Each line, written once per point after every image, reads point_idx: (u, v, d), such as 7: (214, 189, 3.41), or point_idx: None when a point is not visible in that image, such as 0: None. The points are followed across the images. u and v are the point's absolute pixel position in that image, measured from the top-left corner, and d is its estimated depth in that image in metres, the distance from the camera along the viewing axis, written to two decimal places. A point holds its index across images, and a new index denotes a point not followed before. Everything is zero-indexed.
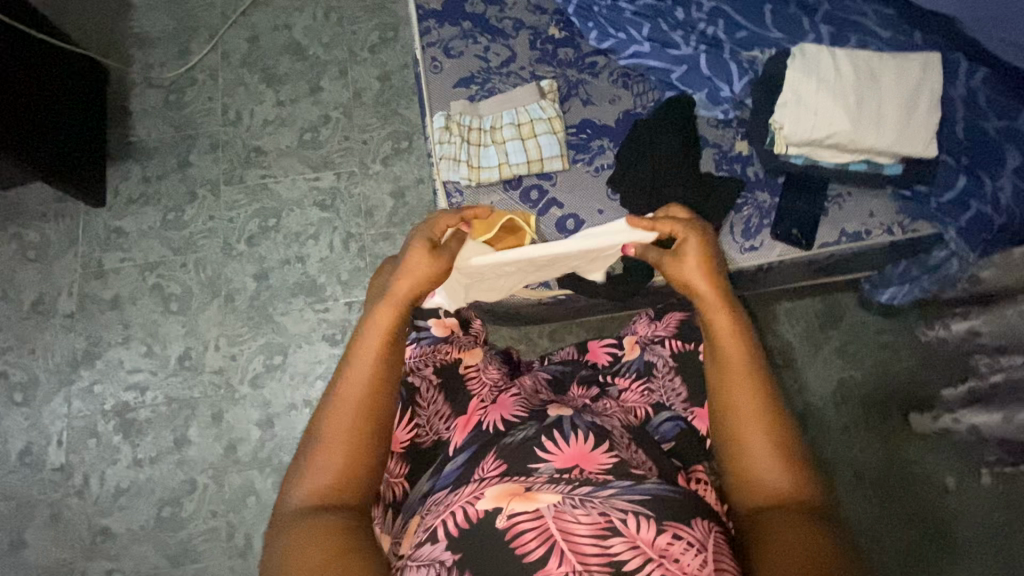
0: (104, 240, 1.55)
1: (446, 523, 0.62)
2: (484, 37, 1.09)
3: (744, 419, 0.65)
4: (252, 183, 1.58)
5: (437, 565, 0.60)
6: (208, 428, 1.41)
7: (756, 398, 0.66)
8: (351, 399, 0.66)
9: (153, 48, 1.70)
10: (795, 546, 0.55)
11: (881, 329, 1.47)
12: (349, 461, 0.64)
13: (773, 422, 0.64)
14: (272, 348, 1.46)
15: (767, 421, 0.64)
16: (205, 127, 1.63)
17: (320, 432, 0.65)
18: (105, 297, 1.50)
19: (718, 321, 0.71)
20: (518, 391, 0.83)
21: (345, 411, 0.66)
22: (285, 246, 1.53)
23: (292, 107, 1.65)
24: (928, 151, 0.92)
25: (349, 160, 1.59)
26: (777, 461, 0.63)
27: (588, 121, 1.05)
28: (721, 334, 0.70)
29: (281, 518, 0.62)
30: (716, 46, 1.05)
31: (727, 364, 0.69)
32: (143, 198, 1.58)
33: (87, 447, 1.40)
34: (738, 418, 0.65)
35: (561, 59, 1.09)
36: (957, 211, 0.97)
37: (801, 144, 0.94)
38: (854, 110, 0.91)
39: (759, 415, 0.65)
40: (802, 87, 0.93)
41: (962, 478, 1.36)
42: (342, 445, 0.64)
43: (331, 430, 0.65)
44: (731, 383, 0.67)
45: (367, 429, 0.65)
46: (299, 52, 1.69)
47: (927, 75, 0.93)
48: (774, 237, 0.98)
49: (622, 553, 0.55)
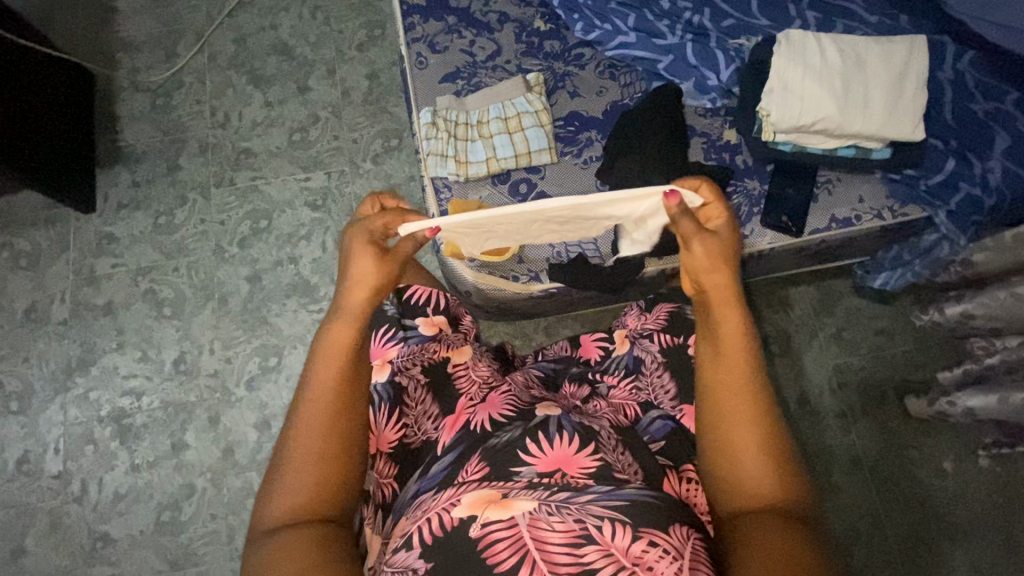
0: (95, 246, 1.54)
1: (421, 530, 0.63)
2: (469, 31, 1.08)
3: (739, 423, 0.63)
4: (242, 185, 1.58)
5: (410, 572, 0.61)
6: (206, 432, 1.41)
7: (752, 402, 0.64)
8: (314, 415, 0.66)
9: (140, 52, 1.69)
10: (778, 552, 0.56)
11: (874, 315, 1.48)
12: (319, 475, 0.64)
13: (765, 426, 0.63)
14: (268, 350, 1.45)
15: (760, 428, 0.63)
16: (194, 130, 1.63)
17: (288, 449, 0.65)
18: (98, 303, 1.50)
19: (725, 318, 0.67)
20: (508, 388, 0.83)
21: (309, 424, 0.65)
22: (277, 247, 1.53)
23: (281, 107, 1.64)
24: (916, 135, 0.91)
25: (340, 159, 1.59)
26: (767, 468, 0.62)
27: (576, 114, 1.04)
28: (725, 332, 0.67)
29: (256, 535, 0.62)
30: (702, 34, 1.04)
31: (726, 363, 0.66)
32: (134, 203, 1.57)
33: (84, 454, 1.40)
34: (733, 421, 0.64)
35: (547, 52, 1.08)
36: (946, 193, 0.97)
37: (789, 131, 0.94)
38: (841, 96, 0.90)
39: (752, 418, 0.63)
40: (789, 73, 0.92)
41: (960, 461, 1.37)
42: (311, 460, 0.64)
43: (299, 445, 0.65)
44: (729, 383, 0.65)
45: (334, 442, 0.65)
46: (286, 52, 1.68)
47: (913, 58, 0.92)
48: (763, 225, 0.97)
49: (595, 561, 0.56)
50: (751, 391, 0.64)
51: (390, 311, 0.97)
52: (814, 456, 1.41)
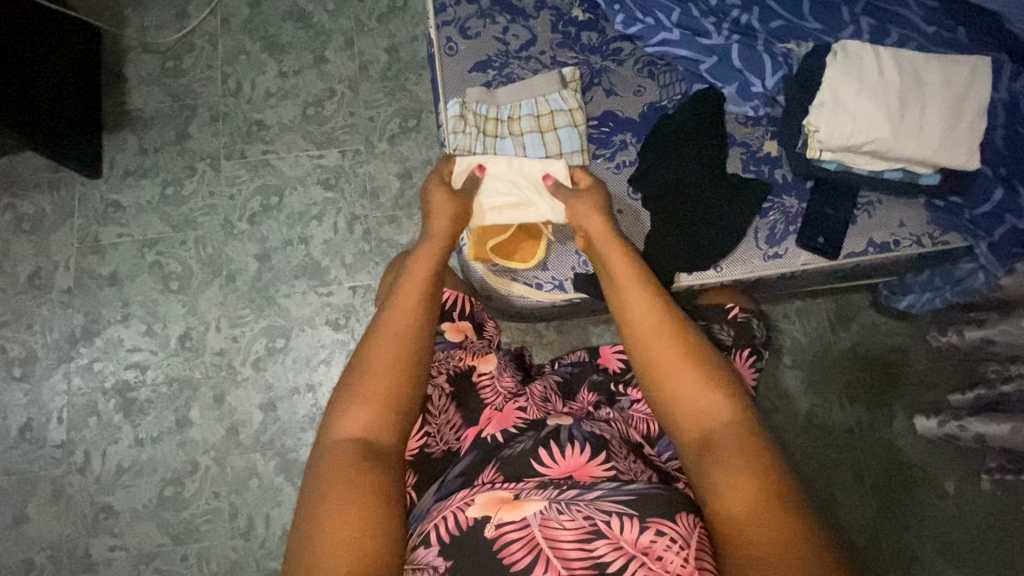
0: (101, 214, 1.50)
1: (438, 529, 0.64)
2: (503, 17, 1.02)
3: (676, 370, 0.69)
4: (253, 158, 1.53)
5: (430, 570, 0.62)
6: (210, 410, 1.40)
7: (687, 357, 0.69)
8: (393, 327, 0.71)
9: (149, 10, 1.61)
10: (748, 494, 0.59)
11: (890, 331, 1.46)
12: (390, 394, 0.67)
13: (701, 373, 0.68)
14: (275, 331, 1.43)
15: (694, 364, 0.69)
16: (205, 97, 1.57)
17: (364, 366, 0.69)
18: (103, 273, 1.47)
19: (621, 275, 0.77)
20: (526, 400, 0.84)
21: (383, 346, 0.70)
22: (288, 226, 1.49)
23: (296, 78, 1.58)
24: (971, 164, 0.85)
25: (355, 137, 1.53)
26: (718, 408, 0.66)
27: (611, 113, 0.99)
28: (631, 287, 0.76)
29: (318, 455, 0.65)
30: (749, 35, 0.99)
31: (638, 308, 0.73)
32: (141, 170, 1.52)
33: (88, 425, 1.39)
34: (680, 388, 0.68)
35: (583, 44, 1.03)
36: (989, 224, 0.93)
37: (835, 150, 0.88)
38: (896, 116, 0.84)
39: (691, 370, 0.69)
40: (841, 88, 0.86)
41: (962, 482, 1.38)
42: (382, 375, 0.68)
43: (373, 359, 0.69)
44: (653, 335, 0.71)
45: (402, 361, 0.69)
46: (303, 19, 1.61)
47: (975, 81, 0.86)
48: (799, 245, 0.93)
49: (606, 555, 0.58)
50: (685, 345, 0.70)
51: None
52: (817, 470, 1.41)
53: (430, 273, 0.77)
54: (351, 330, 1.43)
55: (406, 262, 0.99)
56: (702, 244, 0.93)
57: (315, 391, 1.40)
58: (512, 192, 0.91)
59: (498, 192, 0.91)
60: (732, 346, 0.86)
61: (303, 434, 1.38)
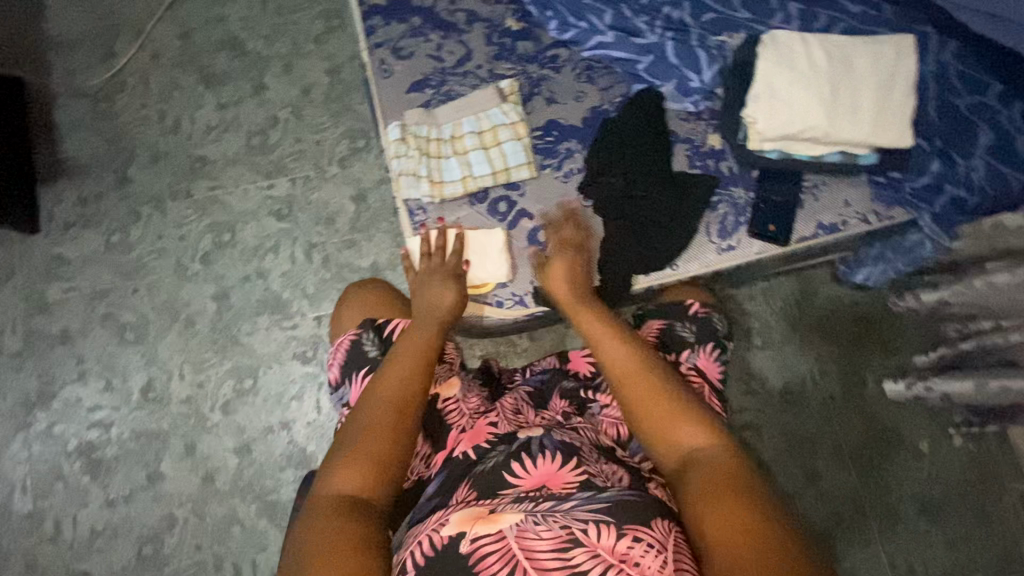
0: (44, 270, 1.44)
1: (414, 554, 0.63)
2: (435, 34, 1.01)
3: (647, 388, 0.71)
4: (200, 196, 1.48)
5: None
6: (182, 461, 1.35)
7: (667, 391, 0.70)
8: (389, 386, 0.71)
9: (74, 53, 1.55)
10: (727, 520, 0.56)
11: (853, 302, 1.49)
12: (387, 447, 0.66)
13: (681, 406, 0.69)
14: (242, 371, 1.39)
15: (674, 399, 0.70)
16: (142, 138, 1.51)
17: (361, 420, 0.69)
18: (53, 331, 1.41)
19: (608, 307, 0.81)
20: (496, 415, 0.83)
21: (380, 403, 0.70)
22: (243, 262, 1.45)
23: (236, 109, 1.53)
24: (905, 141, 0.87)
25: (303, 164, 1.50)
26: (691, 423, 0.67)
27: (554, 122, 0.99)
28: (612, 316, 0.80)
29: (312, 504, 0.64)
30: (682, 31, 0.98)
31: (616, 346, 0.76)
32: (83, 220, 1.46)
33: (54, 491, 1.34)
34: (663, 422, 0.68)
35: (520, 54, 1.02)
36: (931, 196, 0.97)
37: (776, 140, 0.90)
38: (829, 102, 0.86)
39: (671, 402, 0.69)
40: (774, 79, 0.88)
41: (935, 441, 1.42)
42: (377, 428, 0.68)
43: (368, 416, 0.69)
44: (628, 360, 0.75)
45: (399, 415, 0.69)
46: (237, 47, 1.56)
47: (901, 60, 0.87)
48: (751, 235, 0.94)
49: (584, 563, 0.57)
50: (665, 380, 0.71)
51: (371, 351, 0.84)
52: (797, 446, 1.43)
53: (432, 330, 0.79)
54: (320, 362, 1.39)
55: (356, 296, 0.96)
56: (656, 244, 0.94)
57: (289, 428, 1.36)
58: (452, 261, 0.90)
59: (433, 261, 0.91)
60: (695, 342, 0.86)
61: (281, 473, 1.34)
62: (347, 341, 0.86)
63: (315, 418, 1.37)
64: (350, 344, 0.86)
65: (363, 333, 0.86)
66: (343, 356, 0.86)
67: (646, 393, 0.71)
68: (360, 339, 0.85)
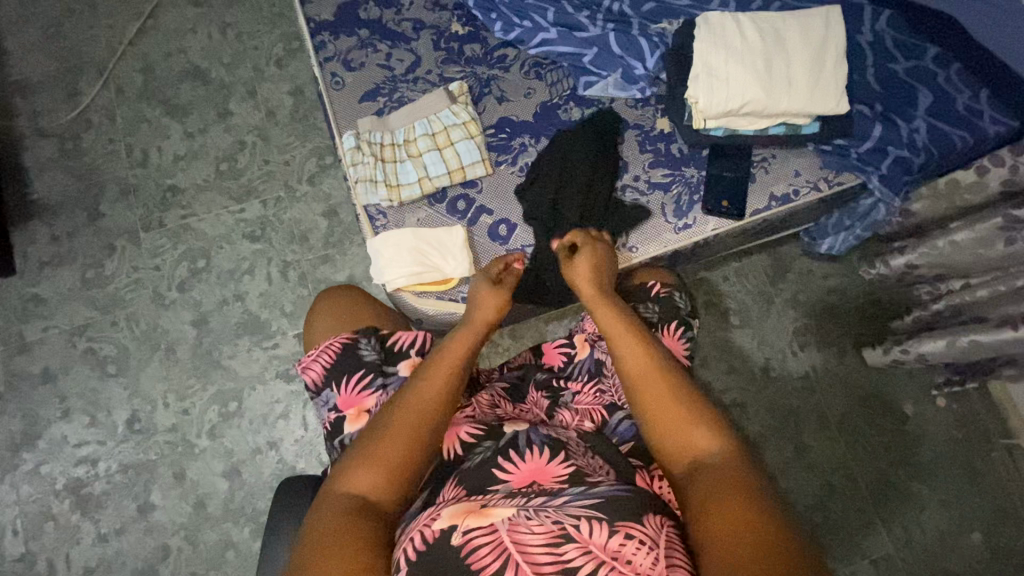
0: (21, 310, 1.44)
1: (406, 551, 0.60)
2: (384, 44, 1.04)
3: (649, 385, 0.70)
4: (173, 225, 1.49)
5: None
6: (172, 489, 1.35)
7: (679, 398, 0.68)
8: (421, 395, 0.71)
9: (38, 95, 1.57)
10: (731, 535, 0.53)
11: (826, 274, 1.51)
12: (406, 456, 0.67)
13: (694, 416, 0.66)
14: (226, 395, 1.39)
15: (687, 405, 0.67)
16: (111, 173, 1.52)
17: (385, 423, 0.69)
18: (34, 371, 1.41)
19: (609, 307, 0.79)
20: (472, 408, 0.84)
21: (408, 409, 0.70)
22: (220, 286, 1.45)
23: (202, 137, 1.55)
24: (842, 107, 0.91)
25: (273, 185, 1.51)
26: (692, 421, 0.65)
27: (506, 119, 1.01)
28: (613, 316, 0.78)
29: (323, 495, 0.65)
30: (623, 22, 1.02)
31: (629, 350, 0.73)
32: (57, 258, 1.47)
33: (45, 531, 1.33)
34: (672, 429, 0.66)
35: (468, 57, 1.05)
36: (877, 159, 0.99)
37: (718, 117, 0.93)
38: (763, 76, 0.90)
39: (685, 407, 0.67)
40: (711, 58, 0.91)
41: (919, 404, 1.43)
42: (399, 435, 0.68)
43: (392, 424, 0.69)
44: (631, 359, 0.72)
45: (421, 425, 0.69)
46: (199, 76, 1.58)
47: (831, 28, 0.92)
48: (706, 212, 0.96)
49: (576, 559, 0.56)
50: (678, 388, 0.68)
51: (369, 357, 0.84)
52: (784, 420, 1.45)
53: (469, 347, 0.78)
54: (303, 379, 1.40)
55: (333, 303, 0.95)
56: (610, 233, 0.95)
57: (277, 447, 1.36)
58: (415, 261, 0.91)
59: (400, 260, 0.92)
60: (658, 321, 0.87)
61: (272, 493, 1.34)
62: (340, 344, 0.85)
63: (302, 435, 1.37)
64: (342, 347, 0.85)
65: (361, 339, 0.85)
66: (331, 359, 0.84)
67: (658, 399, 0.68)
68: (357, 344, 0.85)
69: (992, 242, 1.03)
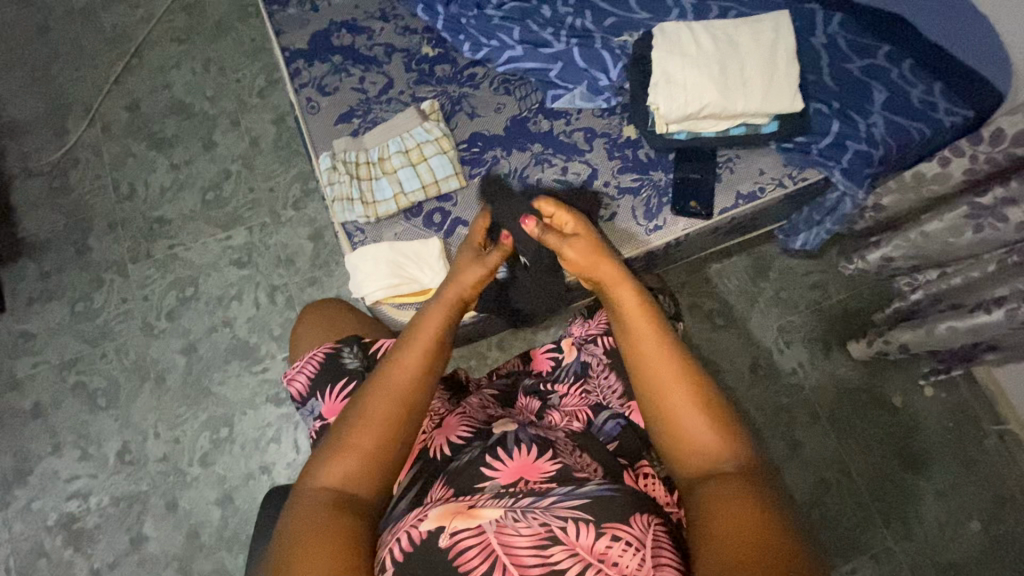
0: (11, 347, 1.45)
1: (393, 549, 0.61)
2: (357, 68, 1.07)
3: (669, 385, 0.64)
4: (160, 255, 1.51)
5: None
6: (165, 519, 1.34)
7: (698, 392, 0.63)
8: (396, 382, 0.70)
9: (26, 135, 1.61)
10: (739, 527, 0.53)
11: (807, 271, 1.53)
12: (383, 446, 0.67)
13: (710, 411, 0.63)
14: (217, 422, 1.39)
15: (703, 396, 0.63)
16: (99, 207, 1.55)
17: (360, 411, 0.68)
18: (25, 407, 1.41)
19: (625, 293, 0.72)
20: (464, 410, 0.85)
21: (383, 397, 0.69)
22: (209, 313, 1.47)
23: (188, 168, 1.58)
24: (796, 106, 0.96)
25: (259, 212, 1.54)
26: (712, 428, 0.62)
27: (478, 134, 1.04)
28: (630, 304, 0.70)
29: (297, 492, 0.66)
30: (586, 36, 1.06)
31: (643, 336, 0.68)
32: (46, 294, 1.49)
33: (37, 569, 1.32)
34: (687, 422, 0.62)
35: (439, 76, 1.08)
36: (836, 154, 1.02)
37: (680, 121, 0.97)
38: (719, 79, 0.95)
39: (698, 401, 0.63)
40: (669, 65, 0.96)
41: (908, 395, 1.44)
42: (375, 424, 0.67)
43: (359, 419, 0.67)
44: (654, 357, 0.66)
45: (398, 414, 0.68)
46: (184, 110, 1.62)
47: (780, 33, 0.98)
48: (676, 214, 0.99)
49: (562, 561, 0.57)
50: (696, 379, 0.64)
51: (352, 363, 0.85)
52: (775, 416, 1.45)
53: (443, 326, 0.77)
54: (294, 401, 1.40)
55: (319, 316, 0.96)
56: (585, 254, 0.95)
57: (270, 471, 1.36)
58: (392, 273, 0.94)
59: (378, 273, 0.94)
60: None
61: None
62: (322, 354, 0.86)
63: (294, 458, 1.37)
64: (326, 356, 0.86)
65: (343, 348, 0.87)
66: (316, 368, 0.86)
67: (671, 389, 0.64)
68: (340, 352, 0.86)
69: (960, 231, 1.05)
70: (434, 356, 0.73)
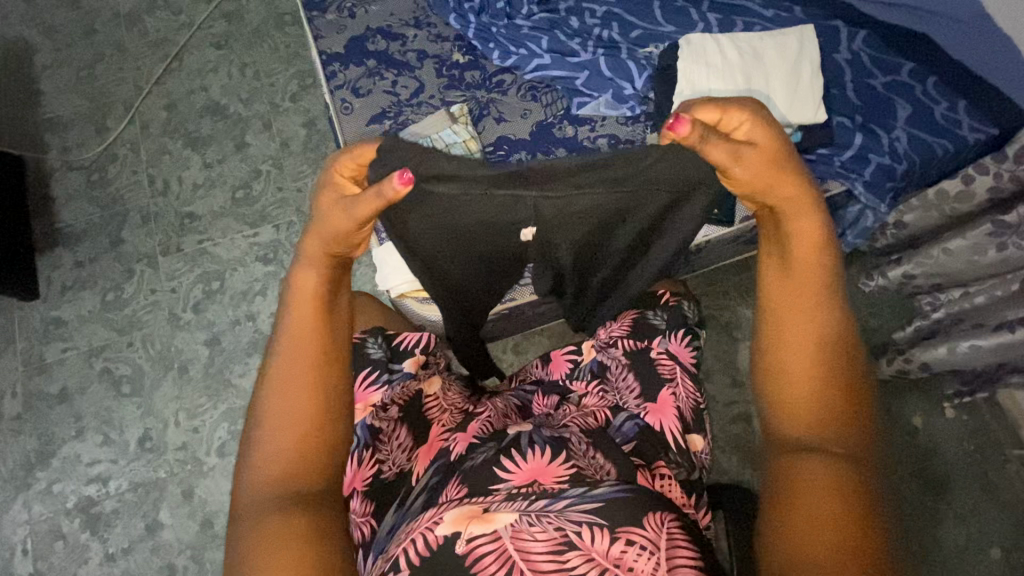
0: (42, 332, 1.50)
1: (408, 552, 0.61)
2: (390, 72, 1.11)
3: (800, 339, 0.60)
4: (189, 249, 1.56)
5: None
6: (180, 507, 1.36)
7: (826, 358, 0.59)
8: (296, 366, 0.62)
9: (69, 131, 1.68)
10: (824, 498, 0.52)
11: None
12: (308, 444, 0.61)
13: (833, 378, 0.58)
14: (235, 413, 1.42)
15: (831, 364, 0.59)
16: (133, 201, 1.61)
17: (270, 411, 0.61)
18: (51, 391, 1.45)
19: (799, 224, 0.62)
20: (487, 414, 0.84)
21: (290, 384, 0.62)
22: (233, 306, 1.51)
23: (220, 166, 1.64)
24: (819, 117, 1.00)
25: (286, 211, 1.58)
26: (831, 394, 0.58)
27: (504, 137, 1.08)
28: (799, 241, 0.62)
29: (239, 510, 0.59)
30: (613, 47, 1.10)
31: (794, 280, 0.62)
32: (79, 283, 1.54)
33: (54, 551, 1.34)
34: (805, 380, 0.58)
35: (468, 82, 1.12)
36: (861, 166, 1.03)
37: None
38: (743, 90, 0.99)
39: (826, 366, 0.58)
40: (695, 75, 1.00)
41: (929, 416, 1.42)
42: (289, 416, 0.60)
43: (276, 421, 0.60)
44: (790, 301, 0.61)
45: (315, 396, 0.62)
46: (219, 111, 1.69)
47: (804, 47, 1.02)
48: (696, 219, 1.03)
49: (578, 566, 0.57)
50: (828, 339, 0.59)
51: (375, 354, 0.91)
52: None
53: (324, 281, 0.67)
54: None
55: None
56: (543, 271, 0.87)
57: None
58: None
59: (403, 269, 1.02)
60: (666, 328, 0.95)
61: None
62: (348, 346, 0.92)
63: None
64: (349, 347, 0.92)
65: (367, 338, 0.92)
66: None
67: (800, 341, 0.60)
68: (364, 343, 0.92)
69: (983, 249, 1.05)
70: (328, 309, 0.67)
